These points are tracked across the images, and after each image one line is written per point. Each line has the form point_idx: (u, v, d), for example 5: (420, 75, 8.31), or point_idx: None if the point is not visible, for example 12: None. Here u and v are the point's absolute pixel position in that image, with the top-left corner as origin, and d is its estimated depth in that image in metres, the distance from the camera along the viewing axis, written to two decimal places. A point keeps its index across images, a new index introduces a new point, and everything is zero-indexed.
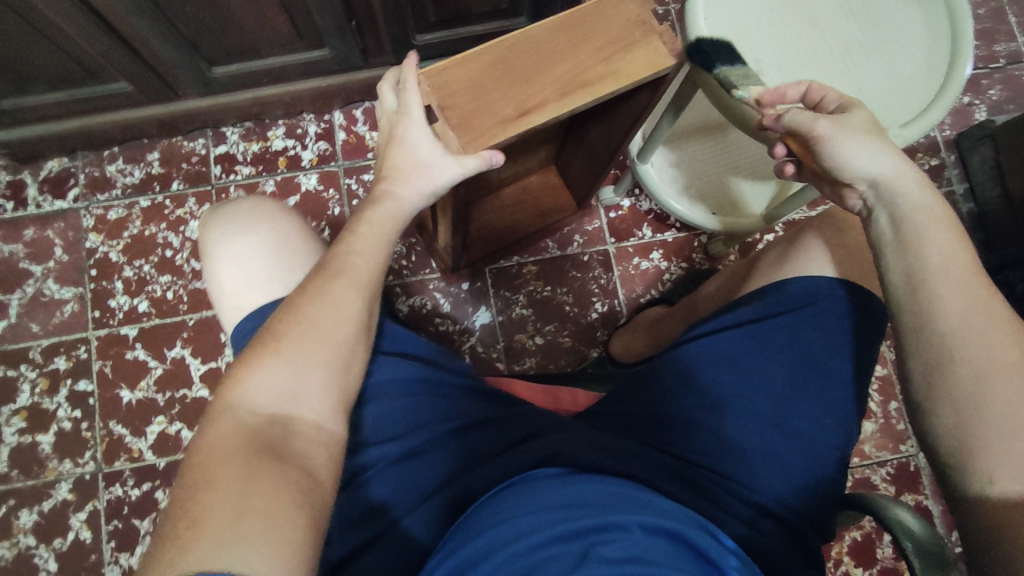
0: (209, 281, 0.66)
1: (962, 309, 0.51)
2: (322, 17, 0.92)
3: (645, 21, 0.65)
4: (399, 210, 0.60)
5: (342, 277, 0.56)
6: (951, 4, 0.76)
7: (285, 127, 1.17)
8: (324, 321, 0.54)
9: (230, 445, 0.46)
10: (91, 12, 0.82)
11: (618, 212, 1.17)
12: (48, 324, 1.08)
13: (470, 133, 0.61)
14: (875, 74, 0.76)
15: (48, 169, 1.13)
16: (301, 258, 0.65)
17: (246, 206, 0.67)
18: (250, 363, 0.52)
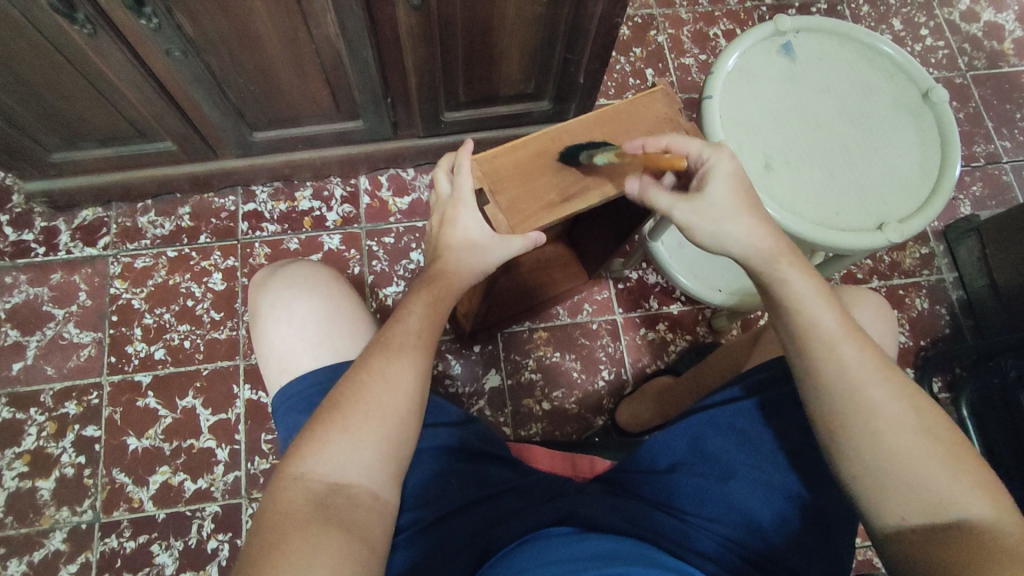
0: (261, 341, 0.68)
1: (855, 365, 0.56)
2: (361, 94, 1.00)
3: (673, 118, 0.75)
4: (454, 284, 0.66)
5: (405, 353, 0.58)
6: (937, 114, 0.86)
7: (312, 189, 1.23)
8: (385, 396, 0.55)
9: (297, 518, 0.48)
10: (153, 81, 0.89)
11: (626, 283, 1.22)
12: (63, 367, 1.10)
13: (517, 216, 0.70)
14: (875, 172, 0.85)
15: (82, 218, 1.18)
16: (353, 325, 0.69)
17: (302, 275, 0.71)
18: (316, 435, 0.52)
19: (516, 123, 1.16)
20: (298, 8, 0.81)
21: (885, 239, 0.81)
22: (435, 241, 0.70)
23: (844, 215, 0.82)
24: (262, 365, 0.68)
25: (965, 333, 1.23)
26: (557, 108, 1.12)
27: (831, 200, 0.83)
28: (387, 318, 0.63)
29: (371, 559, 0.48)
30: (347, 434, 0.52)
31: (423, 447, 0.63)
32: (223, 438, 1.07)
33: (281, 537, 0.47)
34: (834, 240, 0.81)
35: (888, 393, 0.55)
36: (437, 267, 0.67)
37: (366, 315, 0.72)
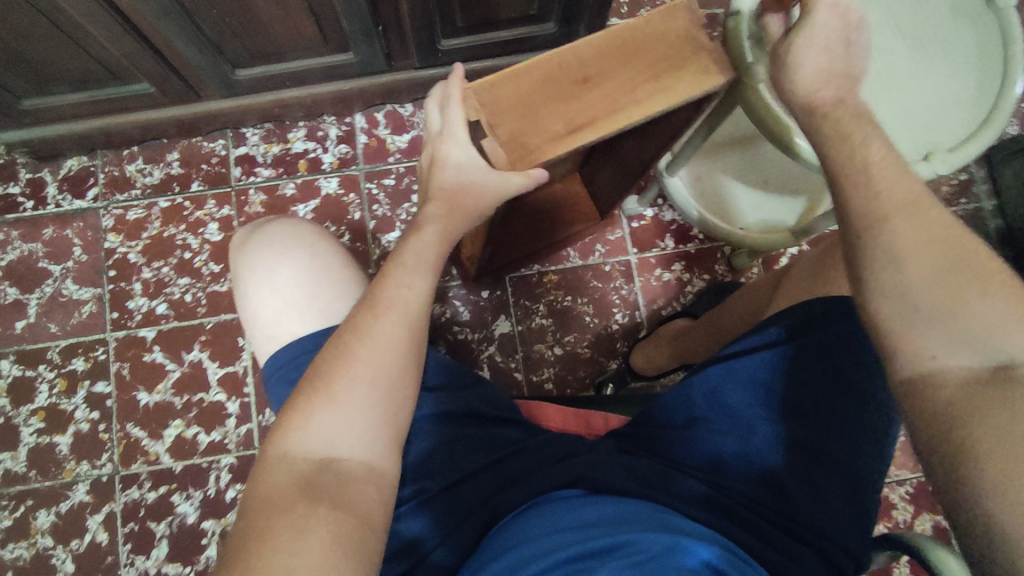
0: (246, 305, 0.66)
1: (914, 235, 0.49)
2: (350, 22, 0.90)
3: (694, 37, 0.63)
4: (443, 237, 0.63)
5: (393, 312, 0.55)
6: (1002, 21, 0.75)
7: (306, 129, 1.16)
8: (375, 358, 0.53)
9: (288, 498, 0.46)
10: (119, 16, 0.80)
11: (640, 221, 1.15)
12: (67, 324, 1.08)
13: (520, 150, 0.61)
14: (924, 93, 0.76)
15: (67, 168, 1.12)
16: (344, 285, 0.66)
17: (285, 233, 0.68)
18: (302, 407, 0.51)
19: (520, 48, 1.06)
20: None
21: (932, 170, 0.73)
22: (428, 181, 0.66)
23: (884, 143, 0.74)
24: (249, 330, 0.66)
25: (1002, 266, 1.16)
26: (564, 30, 1.01)
27: (870, 128, 0.75)
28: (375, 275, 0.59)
29: (369, 538, 0.46)
30: (333, 404, 0.51)
31: (421, 414, 0.61)
32: (233, 391, 1.07)
33: (274, 521, 0.45)
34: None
35: (934, 232, 0.49)
36: (427, 213, 0.64)
37: (357, 273, 0.69)
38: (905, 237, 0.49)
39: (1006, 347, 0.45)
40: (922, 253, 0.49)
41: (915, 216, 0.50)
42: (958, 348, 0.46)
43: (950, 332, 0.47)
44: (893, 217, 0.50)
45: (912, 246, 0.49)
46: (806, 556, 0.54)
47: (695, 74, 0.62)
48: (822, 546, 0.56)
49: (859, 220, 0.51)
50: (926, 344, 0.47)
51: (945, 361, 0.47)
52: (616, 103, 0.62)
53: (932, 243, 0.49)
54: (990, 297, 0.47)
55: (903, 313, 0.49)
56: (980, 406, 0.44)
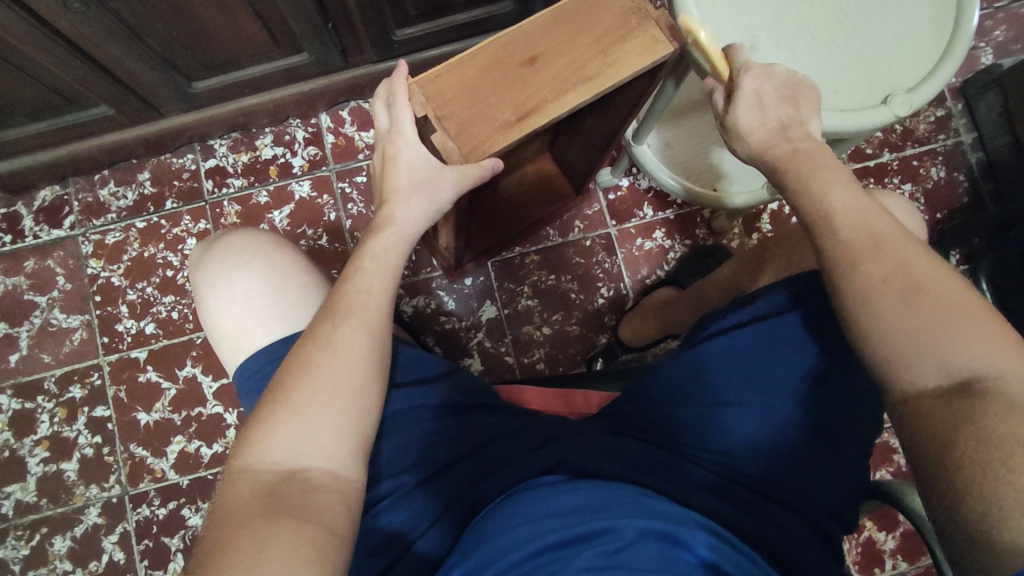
0: (209, 323, 0.67)
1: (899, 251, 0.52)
2: (298, 22, 0.89)
3: (639, 7, 0.63)
4: (401, 234, 0.63)
5: (350, 316, 0.57)
6: None
7: (273, 135, 1.15)
8: (334, 365, 0.55)
9: (250, 509, 0.47)
10: (63, 41, 0.79)
11: (617, 193, 1.15)
12: (59, 353, 1.09)
13: (470, 141, 0.61)
14: (878, 37, 0.75)
15: (41, 199, 1.12)
16: (302, 293, 0.67)
17: (239, 245, 0.69)
18: (264, 421, 0.52)
19: (477, 30, 1.04)
20: None
21: (893, 114, 0.72)
22: (381, 183, 0.66)
23: (843, 93, 0.73)
24: (216, 345, 0.68)
25: (986, 200, 1.15)
26: (518, 7, 1.00)
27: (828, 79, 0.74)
28: (336, 280, 0.62)
29: (333, 546, 0.47)
30: (294, 414, 0.52)
31: (393, 410, 0.62)
32: (229, 403, 1.08)
33: (237, 532, 0.45)
34: (836, 123, 0.72)
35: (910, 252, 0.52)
36: (388, 213, 0.63)
37: (317, 277, 0.70)
38: (887, 253, 0.52)
39: (980, 364, 0.47)
40: (901, 277, 0.50)
41: (891, 245, 0.52)
42: (941, 367, 0.48)
43: (931, 355, 0.48)
44: (878, 241, 0.52)
45: (895, 271, 0.51)
46: (790, 522, 0.55)
47: (649, 40, 0.62)
48: (800, 507, 0.57)
49: (844, 250, 0.53)
50: (917, 370, 0.49)
51: (925, 383, 0.48)
52: (561, 80, 0.62)
53: (895, 274, 0.51)
54: (963, 321, 0.48)
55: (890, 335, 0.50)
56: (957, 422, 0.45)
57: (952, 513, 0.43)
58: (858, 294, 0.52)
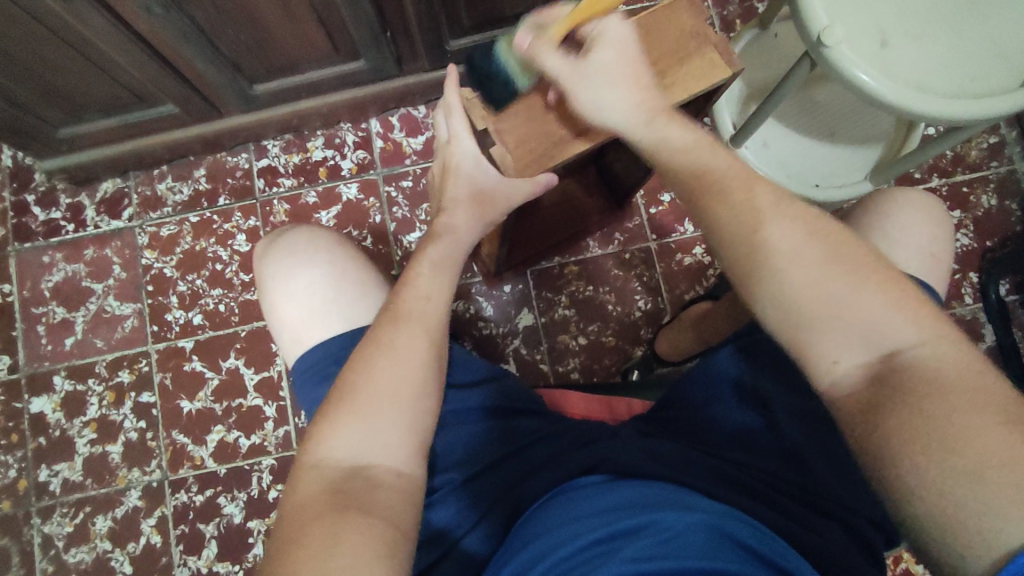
0: (273, 316, 0.70)
1: (745, 200, 0.52)
2: (358, 31, 0.92)
3: (698, 32, 0.69)
4: (456, 242, 0.66)
5: (413, 322, 0.59)
6: None
7: (324, 138, 1.19)
8: (394, 369, 0.56)
9: (318, 506, 0.49)
10: (142, 44, 0.84)
11: (658, 207, 1.15)
12: (111, 339, 1.14)
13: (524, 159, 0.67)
14: (1003, 20, 0.72)
15: (103, 191, 1.18)
16: (362, 289, 0.69)
17: (305, 240, 0.71)
18: (330, 419, 0.54)
19: None
20: None
21: None
22: (440, 190, 0.70)
23: (981, 78, 0.70)
24: (276, 335, 0.70)
25: None
26: None
27: (961, 65, 0.71)
28: (397, 284, 0.63)
29: (397, 542, 0.48)
30: (357, 416, 0.54)
31: (448, 408, 0.64)
32: (269, 396, 1.11)
33: (304, 528, 0.47)
34: (974, 112, 0.70)
35: (767, 195, 0.52)
36: (444, 221, 0.67)
37: (376, 276, 0.72)
38: (754, 211, 0.51)
39: (896, 338, 0.46)
40: (796, 259, 0.49)
41: (783, 218, 0.51)
42: (855, 349, 0.47)
43: (838, 332, 0.47)
44: (763, 227, 0.51)
45: (783, 252, 0.49)
46: (836, 529, 0.53)
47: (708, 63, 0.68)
48: (850, 520, 0.55)
49: (735, 242, 0.51)
50: (831, 350, 0.48)
51: (848, 364, 0.47)
52: None
53: (809, 237, 0.50)
54: (864, 286, 0.48)
55: (792, 324, 0.49)
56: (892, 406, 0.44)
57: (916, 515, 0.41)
58: (756, 288, 0.50)
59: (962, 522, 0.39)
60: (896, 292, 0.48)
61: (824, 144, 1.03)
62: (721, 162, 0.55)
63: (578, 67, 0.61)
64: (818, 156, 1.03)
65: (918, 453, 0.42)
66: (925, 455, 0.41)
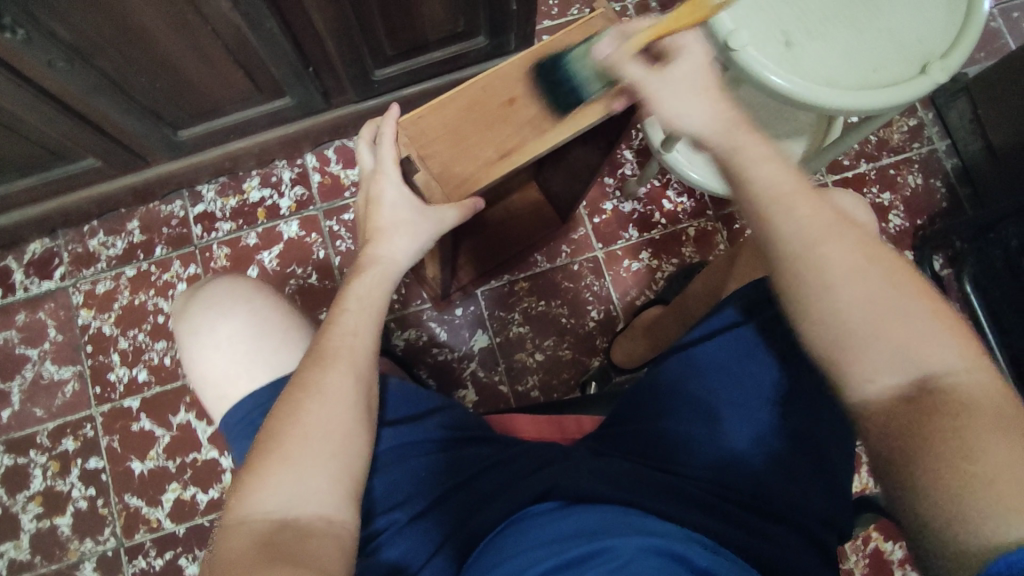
0: (196, 371, 0.67)
1: (800, 218, 0.50)
2: (278, 68, 0.91)
3: None
4: (385, 273, 0.64)
5: (337, 361, 0.58)
6: None
7: (259, 178, 1.17)
8: (321, 412, 0.55)
9: (248, 561, 0.47)
10: (51, 100, 0.82)
11: (602, 216, 1.16)
12: (52, 406, 1.09)
13: (451, 183, 0.67)
14: (897, 10, 0.75)
15: (31, 253, 1.13)
16: (285, 334, 0.67)
17: (221, 290, 0.69)
18: (257, 472, 0.52)
19: (456, 66, 1.07)
20: None
21: (932, 81, 0.72)
22: (365, 223, 0.68)
23: (883, 68, 0.73)
24: (201, 394, 0.68)
25: (964, 204, 1.17)
26: (493, 42, 1.03)
27: (863, 57, 0.74)
28: (321, 324, 0.62)
29: None
30: (288, 464, 0.52)
31: (381, 449, 0.62)
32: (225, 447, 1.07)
33: None
34: (880, 101, 0.72)
35: (825, 216, 0.50)
36: (371, 251, 0.65)
37: (299, 319, 0.70)
38: (809, 228, 0.50)
39: (936, 362, 0.46)
40: (853, 276, 0.48)
41: (841, 241, 0.49)
42: (892, 369, 0.46)
43: (880, 352, 0.47)
44: (820, 244, 0.49)
45: (840, 271, 0.48)
46: (786, 535, 0.54)
47: None
48: (795, 519, 0.56)
49: (793, 251, 0.50)
50: (868, 367, 0.47)
51: (882, 385, 0.47)
52: (543, 120, 0.67)
53: (866, 262, 0.49)
54: (910, 308, 0.47)
55: (836, 344, 0.48)
56: (918, 423, 0.44)
57: (925, 535, 0.42)
58: (805, 299, 0.49)
59: (964, 527, 0.39)
60: (943, 323, 0.47)
61: None
62: (788, 178, 0.52)
63: (658, 72, 0.57)
64: None
65: (937, 467, 0.42)
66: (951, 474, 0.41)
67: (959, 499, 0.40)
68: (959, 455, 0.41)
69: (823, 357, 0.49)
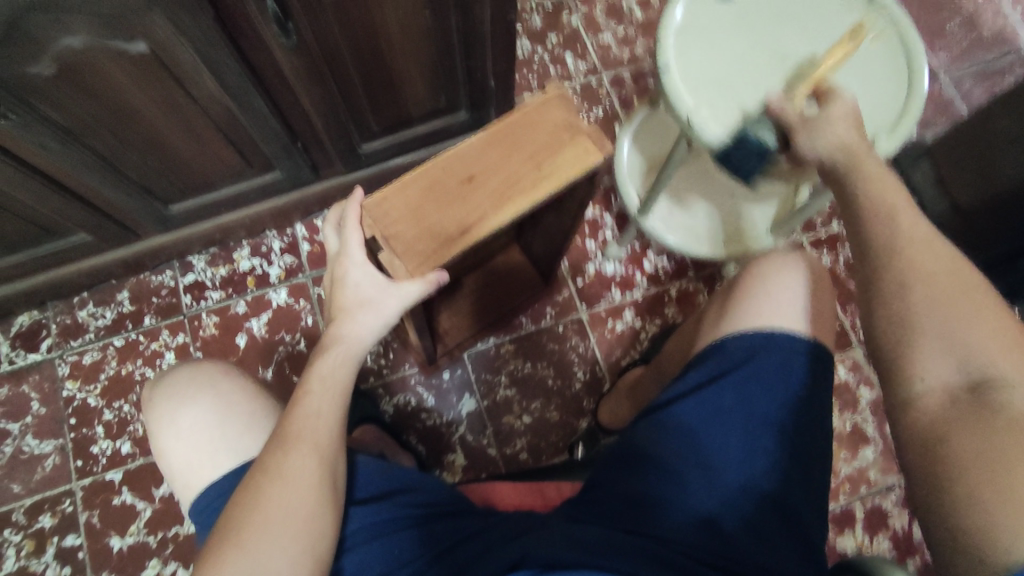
0: (162, 463, 0.67)
1: (902, 228, 0.56)
2: (268, 145, 0.95)
3: (572, 123, 0.72)
4: (348, 352, 0.65)
5: (300, 444, 0.58)
6: (892, 16, 0.82)
7: (250, 247, 1.20)
8: (282, 496, 0.55)
9: None
10: (47, 180, 0.85)
11: (584, 278, 1.19)
12: (31, 482, 1.07)
13: (417, 257, 0.67)
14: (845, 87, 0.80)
15: (20, 325, 1.14)
16: (249, 418, 0.68)
17: (186, 380, 0.71)
18: (216, 558, 0.52)
19: (439, 139, 1.12)
20: (169, 73, 0.76)
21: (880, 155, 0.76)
22: (331, 303, 0.68)
23: None
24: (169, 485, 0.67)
25: None
26: (475, 117, 1.08)
27: None
28: (286, 405, 0.62)
29: None
30: (245, 552, 0.52)
31: (352, 529, 0.61)
32: None
33: None
34: None
35: (922, 227, 0.56)
36: (334, 331, 0.66)
37: (264, 402, 0.71)
38: (901, 240, 0.55)
39: (996, 370, 0.49)
40: (931, 281, 0.53)
41: (928, 251, 0.54)
42: (946, 371, 0.50)
43: (948, 351, 0.51)
44: (905, 249, 0.55)
45: (922, 277, 0.53)
46: None
47: (583, 152, 0.70)
48: None
49: (879, 251, 0.56)
50: (927, 366, 0.51)
51: (932, 382, 0.51)
52: (504, 194, 0.69)
53: (947, 273, 0.53)
54: (983, 319, 0.51)
55: (898, 339, 0.53)
56: (959, 426, 0.47)
57: (944, 534, 0.44)
58: (885, 298, 0.54)
59: (993, 526, 0.41)
60: (1010, 339, 0.50)
61: (719, 207, 1.10)
62: (895, 197, 0.58)
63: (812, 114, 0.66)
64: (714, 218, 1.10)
65: (970, 467, 0.44)
66: (981, 475, 0.43)
67: (982, 492, 0.43)
68: (992, 461, 0.44)
69: (891, 350, 0.54)
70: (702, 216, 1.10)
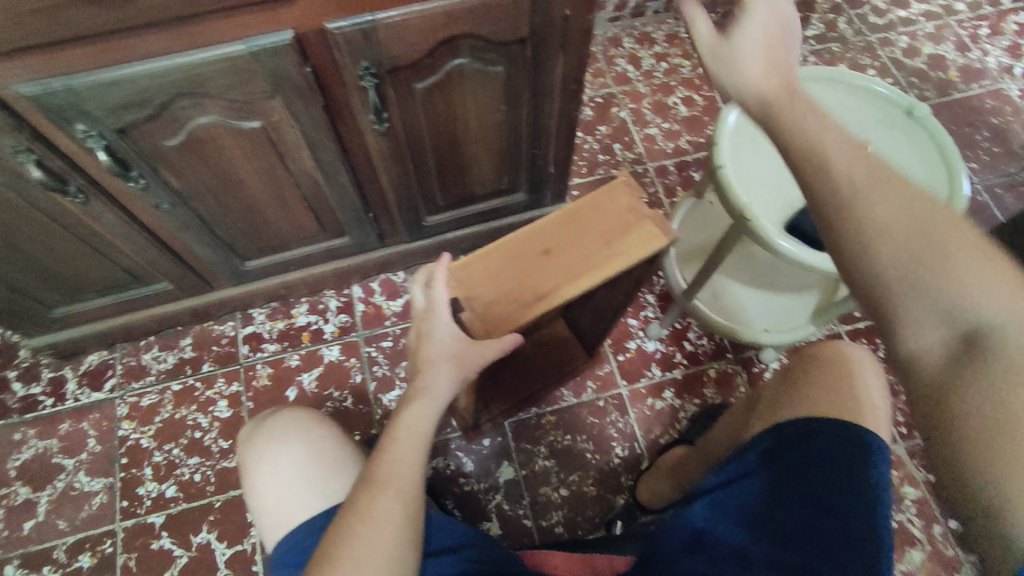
0: (252, 497, 0.73)
1: (820, 147, 0.43)
2: (343, 213, 1.04)
3: (637, 208, 0.78)
4: (432, 404, 0.67)
5: (388, 487, 0.61)
6: (932, 133, 0.88)
7: (308, 304, 1.26)
8: (373, 537, 0.58)
9: None
10: (146, 233, 0.93)
11: (625, 354, 1.22)
12: (76, 519, 1.09)
13: (492, 321, 0.73)
14: None
15: (87, 363, 1.20)
16: (339, 466, 0.74)
17: (286, 422, 0.77)
18: None
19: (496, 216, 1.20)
20: (274, 149, 0.85)
21: None
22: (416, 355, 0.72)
23: None
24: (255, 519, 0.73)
25: None
26: (532, 197, 1.16)
27: None
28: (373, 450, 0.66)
29: None
30: None
31: None
32: (241, 572, 1.06)
33: None
34: None
35: (836, 151, 0.42)
36: (419, 380, 0.68)
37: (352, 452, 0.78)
38: (820, 151, 0.42)
39: (990, 306, 0.39)
40: (877, 194, 0.40)
41: (875, 185, 0.41)
42: (934, 319, 0.39)
43: (927, 298, 0.39)
44: (819, 172, 0.42)
45: (852, 189, 0.41)
46: None
47: (645, 235, 0.76)
48: None
49: (819, 179, 0.42)
50: (914, 316, 0.40)
51: (923, 337, 0.40)
52: (577, 268, 0.75)
53: (901, 209, 0.40)
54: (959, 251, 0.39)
55: (910, 275, 0.39)
56: (959, 373, 0.39)
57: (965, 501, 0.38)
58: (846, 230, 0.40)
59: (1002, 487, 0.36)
60: (980, 252, 0.40)
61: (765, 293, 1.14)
62: (797, 117, 0.44)
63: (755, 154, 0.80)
64: (761, 305, 1.14)
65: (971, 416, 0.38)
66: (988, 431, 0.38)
67: (988, 446, 0.37)
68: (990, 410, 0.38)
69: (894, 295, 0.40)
70: (748, 301, 1.14)
